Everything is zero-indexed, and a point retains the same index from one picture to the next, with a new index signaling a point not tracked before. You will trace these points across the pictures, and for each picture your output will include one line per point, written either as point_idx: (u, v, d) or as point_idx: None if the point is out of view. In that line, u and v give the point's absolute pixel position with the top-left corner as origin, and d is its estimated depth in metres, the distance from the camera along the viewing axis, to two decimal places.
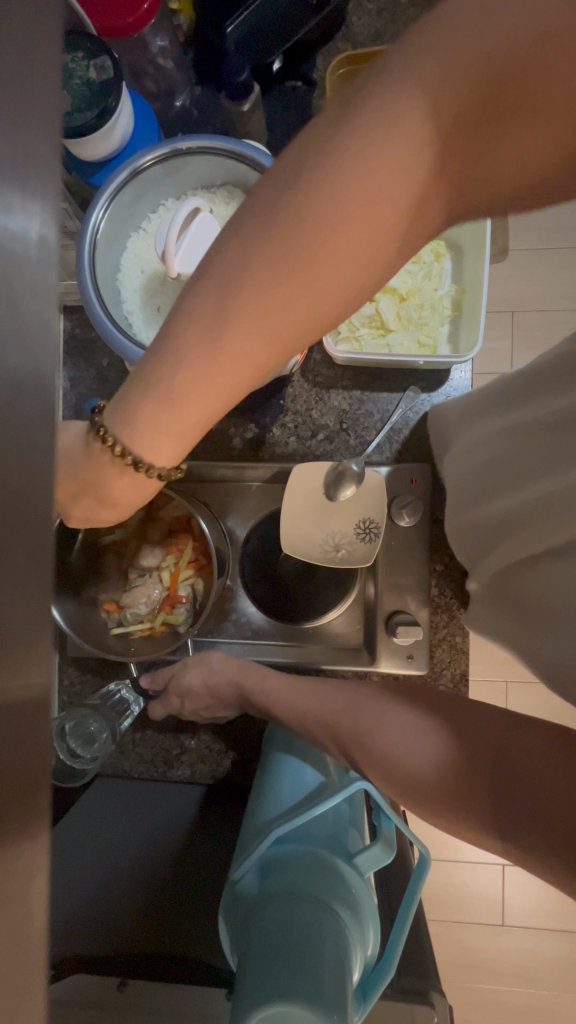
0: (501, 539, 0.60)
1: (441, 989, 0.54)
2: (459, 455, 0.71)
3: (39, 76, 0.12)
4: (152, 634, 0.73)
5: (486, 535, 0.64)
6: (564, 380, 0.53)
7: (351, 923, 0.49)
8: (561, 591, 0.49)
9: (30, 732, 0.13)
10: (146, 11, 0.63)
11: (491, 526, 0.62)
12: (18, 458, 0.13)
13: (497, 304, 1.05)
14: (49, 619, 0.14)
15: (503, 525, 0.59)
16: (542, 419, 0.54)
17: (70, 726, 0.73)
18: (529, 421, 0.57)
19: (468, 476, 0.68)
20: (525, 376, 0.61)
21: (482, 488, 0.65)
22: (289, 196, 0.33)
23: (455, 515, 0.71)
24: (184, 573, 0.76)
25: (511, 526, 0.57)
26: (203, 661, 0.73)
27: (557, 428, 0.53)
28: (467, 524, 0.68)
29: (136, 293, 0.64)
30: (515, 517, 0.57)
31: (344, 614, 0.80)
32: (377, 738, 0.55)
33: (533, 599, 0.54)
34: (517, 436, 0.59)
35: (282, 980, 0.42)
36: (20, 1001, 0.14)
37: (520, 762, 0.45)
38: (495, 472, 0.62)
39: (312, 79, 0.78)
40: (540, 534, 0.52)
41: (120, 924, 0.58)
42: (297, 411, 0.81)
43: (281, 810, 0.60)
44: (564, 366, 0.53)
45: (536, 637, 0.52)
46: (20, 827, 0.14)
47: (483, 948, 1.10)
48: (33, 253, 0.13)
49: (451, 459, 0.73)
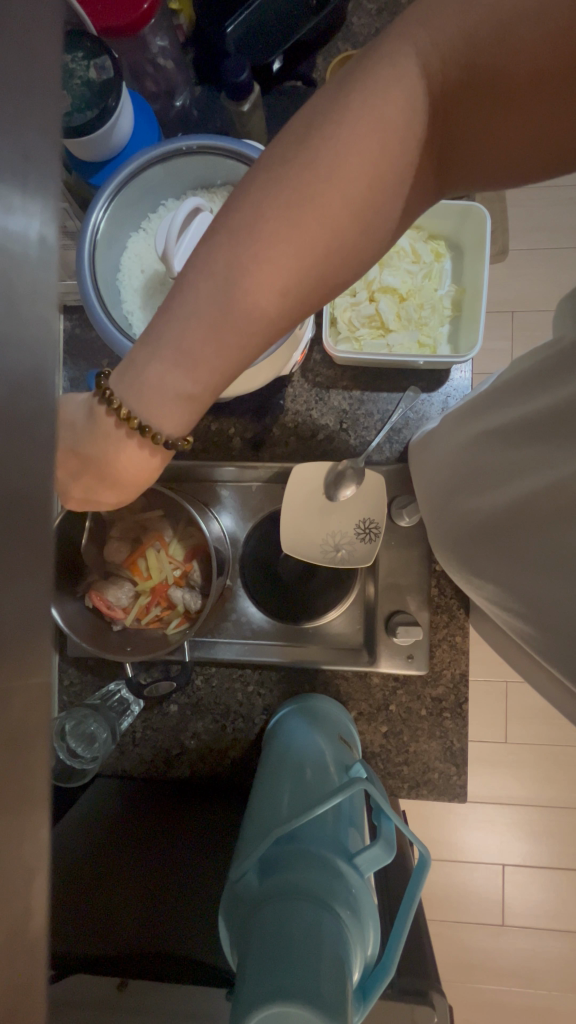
0: (485, 543, 0.58)
1: (441, 988, 0.54)
2: (430, 469, 0.69)
3: (39, 80, 0.12)
4: (139, 626, 0.73)
5: (467, 546, 0.62)
6: (529, 386, 0.51)
7: (351, 923, 0.48)
8: (542, 591, 0.49)
9: (30, 733, 0.14)
10: (146, 11, 0.63)
11: (475, 542, 0.60)
12: (16, 456, 0.13)
13: (497, 304, 1.05)
14: (49, 619, 0.14)
15: (487, 535, 0.58)
16: (512, 427, 0.53)
17: (70, 726, 0.73)
18: (502, 427, 0.54)
19: (442, 486, 0.66)
20: (493, 388, 0.60)
21: (457, 492, 0.63)
22: (336, 104, 0.32)
23: (435, 524, 0.69)
24: (172, 574, 0.76)
25: (497, 531, 0.56)
26: None
27: (519, 435, 0.52)
28: (446, 533, 0.66)
29: (136, 293, 0.64)
30: (500, 522, 0.55)
31: (344, 614, 0.80)
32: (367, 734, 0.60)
33: (520, 599, 0.53)
34: (487, 443, 0.57)
35: (281, 980, 0.42)
36: (19, 998, 0.14)
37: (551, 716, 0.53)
38: (470, 475, 0.61)
39: (312, 79, 0.78)
40: (529, 542, 0.51)
41: (120, 923, 0.58)
42: (297, 411, 0.81)
43: (282, 808, 0.60)
44: (526, 375, 0.52)
45: (534, 636, 0.52)
46: (22, 823, 0.14)
47: (484, 948, 1.10)
48: (33, 253, 0.13)
49: (430, 458, 0.70)
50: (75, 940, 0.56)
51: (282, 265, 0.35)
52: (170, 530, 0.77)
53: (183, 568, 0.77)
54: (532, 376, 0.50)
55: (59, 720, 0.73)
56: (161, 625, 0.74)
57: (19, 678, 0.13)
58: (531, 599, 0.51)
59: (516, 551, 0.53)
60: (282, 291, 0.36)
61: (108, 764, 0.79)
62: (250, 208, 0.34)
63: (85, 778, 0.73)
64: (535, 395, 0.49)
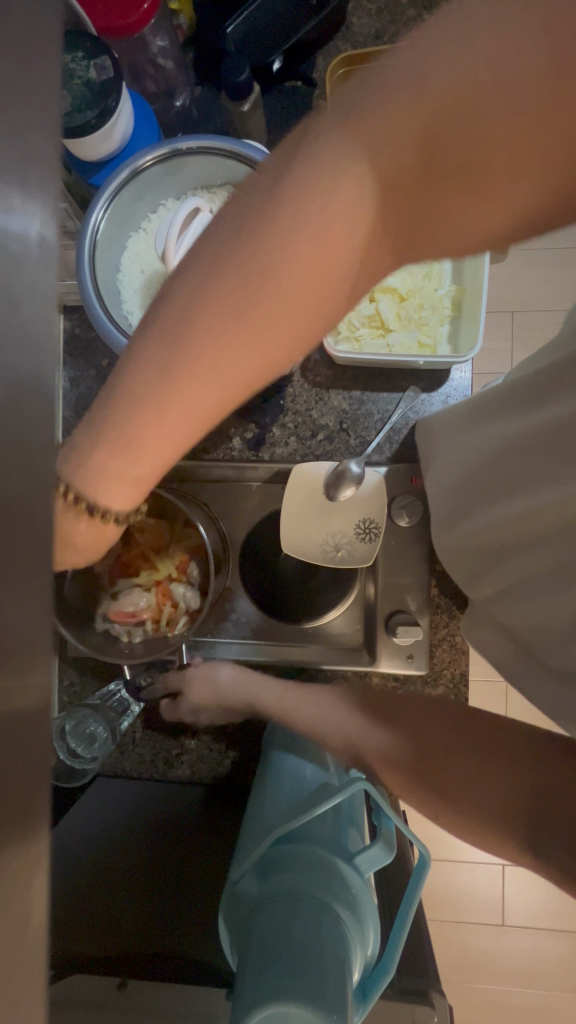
0: (502, 556, 0.57)
1: (442, 989, 0.54)
2: (439, 474, 0.68)
3: (39, 78, 0.12)
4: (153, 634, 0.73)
5: (478, 555, 0.61)
6: (546, 391, 0.51)
7: (352, 924, 0.49)
8: (553, 611, 0.48)
9: (30, 739, 0.14)
10: (146, 11, 0.63)
11: (484, 547, 0.60)
12: (16, 459, 0.13)
13: (498, 304, 1.05)
14: (49, 621, 0.14)
15: (499, 543, 0.57)
16: (524, 433, 0.52)
17: (69, 726, 0.73)
18: (513, 437, 0.54)
19: (449, 490, 0.65)
20: (505, 390, 0.59)
21: (467, 504, 0.62)
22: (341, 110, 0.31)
23: (440, 531, 0.67)
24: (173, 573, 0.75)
25: (512, 543, 0.55)
26: (209, 677, 0.73)
27: (534, 444, 0.51)
28: (451, 541, 0.65)
29: (136, 293, 0.64)
30: (508, 529, 0.54)
31: (344, 614, 0.81)
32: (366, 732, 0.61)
33: (528, 605, 0.53)
34: (499, 447, 0.57)
35: (282, 980, 0.42)
36: (20, 1000, 0.14)
37: (524, 771, 0.50)
38: (481, 483, 0.60)
39: (312, 79, 0.78)
40: (545, 554, 0.50)
41: (120, 923, 0.58)
42: (297, 411, 0.81)
43: (282, 810, 0.59)
44: (546, 379, 0.52)
45: (541, 641, 0.52)
46: (23, 834, 0.14)
47: (483, 947, 1.10)
48: (33, 254, 0.13)
49: (438, 465, 0.69)
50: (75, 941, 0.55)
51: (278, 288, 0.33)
52: (166, 532, 0.76)
53: (182, 566, 0.76)
54: (554, 377, 0.50)
55: (59, 720, 0.73)
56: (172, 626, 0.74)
57: (18, 678, 0.13)
58: (542, 616, 0.50)
59: (527, 556, 0.53)
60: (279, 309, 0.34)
61: (108, 764, 0.79)
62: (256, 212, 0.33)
63: (85, 777, 0.73)
64: (551, 402, 0.50)
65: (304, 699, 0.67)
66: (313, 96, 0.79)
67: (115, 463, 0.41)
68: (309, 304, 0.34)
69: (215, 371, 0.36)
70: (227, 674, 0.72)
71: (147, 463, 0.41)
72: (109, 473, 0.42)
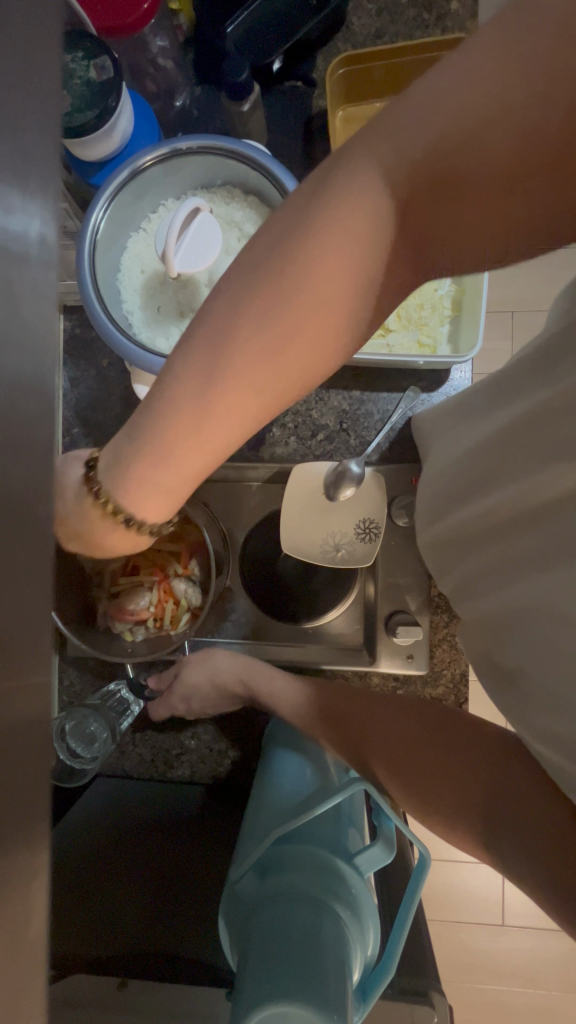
0: (470, 550, 0.56)
1: (442, 988, 0.54)
2: (428, 471, 0.67)
3: (35, 76, 0.12)
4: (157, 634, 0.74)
5: (454, 553, 0.60)
6: (526, 380, 0.50)
7: (351, 923, 0.49)
8: (511, 597, 0.47)
9: (32, 744, 0.14)
10: (146, 12, 0.63)
11: (457, 538, 0.58)
12: (16, 458, 0.13)
13: (498, 304, 1.05)
14: (50, 620, 0.14)
15: (474, 533, 0.55)
16: (500, 432, 0.51)
17: (69, 726, 0.73)
18: (492, 434, 0.53)
19: (435, 487, 0.64)
20: (489, 384, 0.58)
21: (448, 504, 0.60)
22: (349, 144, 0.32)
23: (425, 529, 0.66)
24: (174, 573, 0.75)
25: (485, 534, 0.53)
26: (208, 659, 0.73)
27: (508, 441, 0.50)
28: (433, 540, 0.64)
29: (136, 293, 0.64)
30: (484, 530, 0.53)
31: (344, 614, 0.81)
32: (358, 730, 0.60)
33: (491, 598, 0.52)
34: (480, 443, 0.55)
35: (282, 979, 0.42)
36: (21, 1002, 0.14)
37: (504, 777, 0.49)
38: (460, 481, 0.58)
39: (312, 80, 0.78)
40: (511, 547, 0.49)
41: (121, 921, 0.58)
42: (297, 411, 0.81)
43: (282, 809, 0.60)
44: (525, 368, 0.50)
45: (496, 648, 0.51)
46: (26, 833, 0.14)
47: (484, 947, 1.09)
48: (32, 254, 0.13)
49: (432, 460, 0.68)
50: (75, 942, 0.55)
51: (284, 318, 0.34)
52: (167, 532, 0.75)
53: (184, 565, 0.75)
54: (524, 374, 0.50)
55: (59, 720, 0.73)
56: (175, 626, 0.74)
57: (19, 679, 0.13)
58: (503, 605, 0.49)
59: (493, 551, 0.52)
60: (284, 339, 0.35)
61: (108, 764, 0.79)
62: (270, 230, 0.34)
63: (85, 778, 0.73)
64: (526, 395, 0.49)
65: (299, 697, 0.66)
66: (313, 97, 0.79)
67: (125, 462, 0.42)
68: (312, 333, 0.35)
69: (229, 397, 0.37)
70: (224, 670, 0.72)
71: (157, 467, 0.42)
72: (117, 474, 0.43)
